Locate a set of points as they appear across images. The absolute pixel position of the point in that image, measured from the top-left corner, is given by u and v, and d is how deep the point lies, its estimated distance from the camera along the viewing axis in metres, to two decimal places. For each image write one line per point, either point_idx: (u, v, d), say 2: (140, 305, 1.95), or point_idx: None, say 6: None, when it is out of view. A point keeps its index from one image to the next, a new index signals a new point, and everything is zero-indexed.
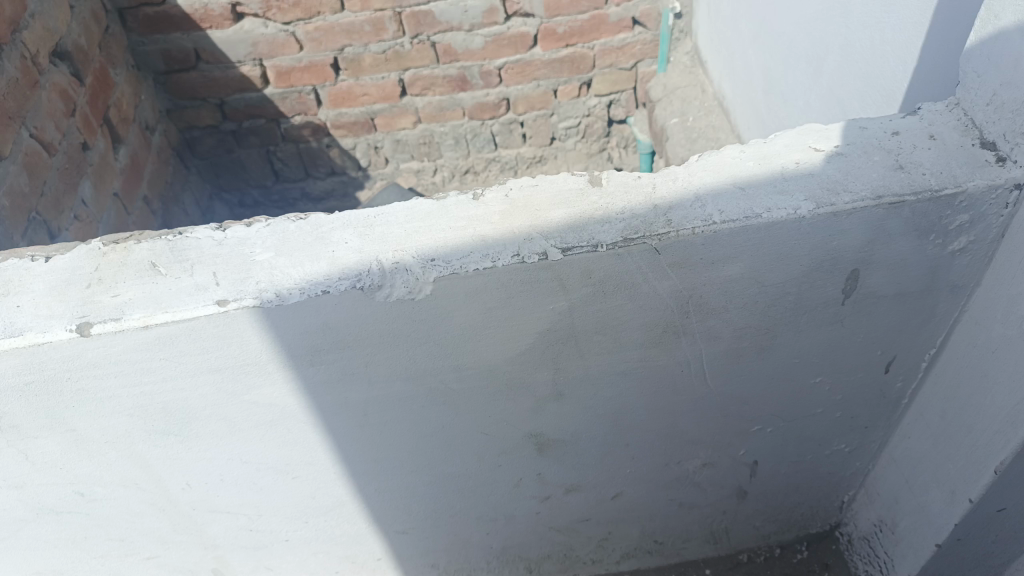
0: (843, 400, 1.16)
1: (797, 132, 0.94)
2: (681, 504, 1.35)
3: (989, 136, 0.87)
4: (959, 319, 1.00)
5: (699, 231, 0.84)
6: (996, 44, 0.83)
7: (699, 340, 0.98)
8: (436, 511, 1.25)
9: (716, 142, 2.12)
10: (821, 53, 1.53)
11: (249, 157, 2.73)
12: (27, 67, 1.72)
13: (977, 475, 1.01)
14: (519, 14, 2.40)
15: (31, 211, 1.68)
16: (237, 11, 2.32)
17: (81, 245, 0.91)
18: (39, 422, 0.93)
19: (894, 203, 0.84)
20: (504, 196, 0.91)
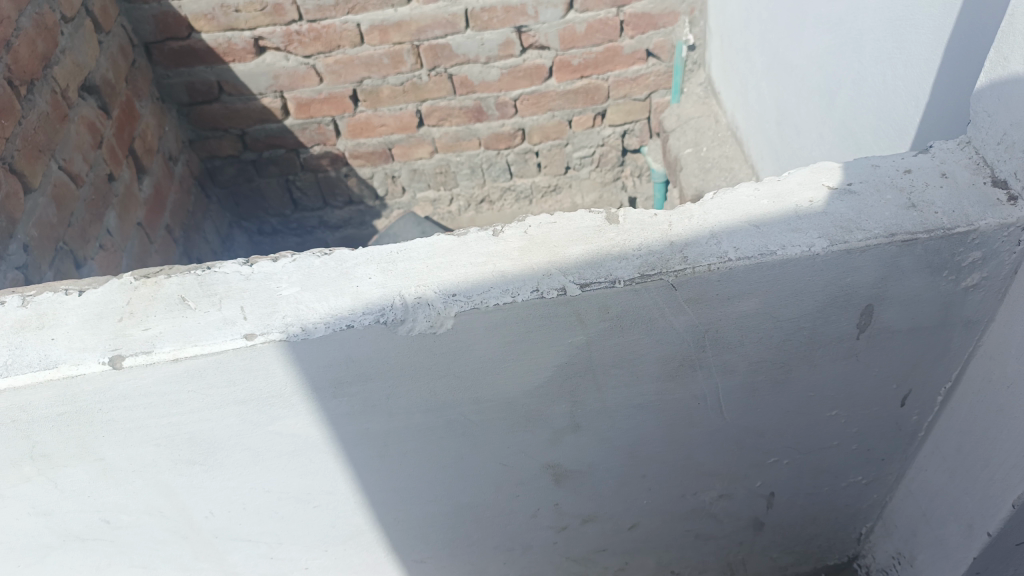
0: (859, 433, 1.17)
1: (810, 170, 0.96)
2: (697, 535, 1.35)
3: (1000, 175, 0.89)
4: (973, 352, 1.01)
5: (715, 267, 0.86)
6: (1007, 86, 0.84)
7: (715, 373, 1.00)
8: (454, 541, 1.26)
9: (730, 172, 2.14)
10: (834, 88, 1.55)
11: (269, 186, 2.78)
12: (57, 101, 1.77)
13: (994, 509, 1.01)
14: (535, 47, 2.44)
15: (59, 241, 1.71)
16: (259, 45, 2.37)
17: (113, 279, 0.94)
18: (68, 451, 0.95)
19: (907, 241, 0.86)
20: (523, 232, 0.93)
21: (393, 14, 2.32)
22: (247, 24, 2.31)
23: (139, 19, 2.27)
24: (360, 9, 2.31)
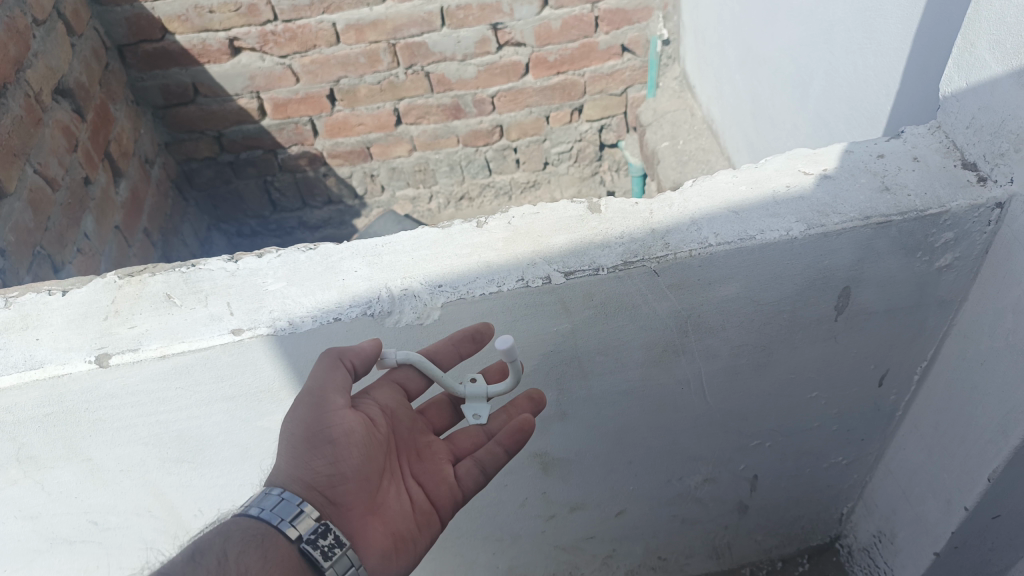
0: (839, 414, 1.19)
1: (786, 157, 0.99)
2: (684, 520, 1.37)
3: (969, 157, 0.91)
4: (948, 333, 1.04)
5: (696, 253, 0.87)
6: (974, 71, 0.87)
7: (697, 358, 1.01)
8: (444, 533, 1.27)
9: (707, 164, 2.16)
10: (807, 78, 1.58)
11: (247, 188, 2.77)
12: (31, 105, 1.76)
13: (971, 484, 1.04)
14: (511, 44, 2.45)
15: (36, 245, 1.70)
16: (234, 46, 2.36)
17: (97, 279, 0.94)
18: (55, 453, 0.95)
19: (881, 223, 0.88)
20: (506, 223, 0.95)
21: (368, 13, 2.32)
22: (221, 24, 2.30)
23: (111, 22, 2.25)
24: (335, 9, 2.31)
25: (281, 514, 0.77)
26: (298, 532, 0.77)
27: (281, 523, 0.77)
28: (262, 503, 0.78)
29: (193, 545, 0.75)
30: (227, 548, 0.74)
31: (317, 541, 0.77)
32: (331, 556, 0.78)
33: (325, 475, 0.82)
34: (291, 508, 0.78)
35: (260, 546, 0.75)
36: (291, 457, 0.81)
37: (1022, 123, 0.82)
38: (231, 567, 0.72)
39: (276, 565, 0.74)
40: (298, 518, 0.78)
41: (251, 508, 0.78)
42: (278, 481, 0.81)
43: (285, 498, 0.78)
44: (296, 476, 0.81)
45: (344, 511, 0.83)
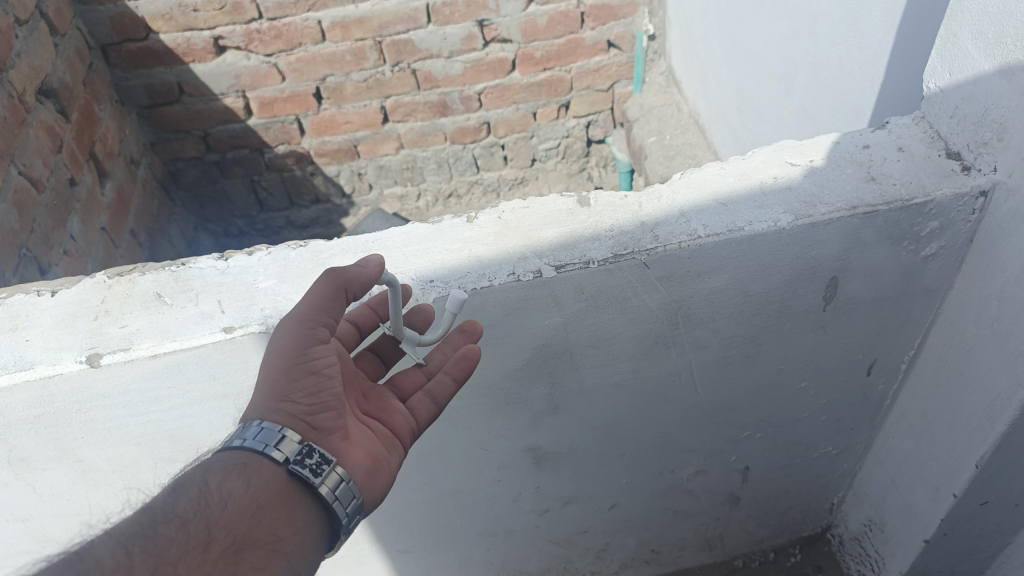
0: (828, 403, 1.20)
1: (773, 149, 1.00)
2: (676, 512, 1.38)
3: (953, 147, 0.92)
4: (934, 321, 1.05)
5: (685, 245, 0.88)
6: (957, 61, 0.88)
7: (688, 350, 1.02)
8: (438, 529, 1.27)
9: (694, 159, 2.17)
10: (792, 71, 1.59)
11: (233, 188, 2.76)
12: (14, 106, 1.74)
13: (959, 470, 1.05)
14: (497, 41, 2.45)
15: (22, 247, 1.69)
16: (219, 45, 2.35)
17: (85, 279, 0.94)
18: (47, 454, 0.94)
19: (867, 213, 0.89)
20: (497, 218, 0.95)
21: (353, 10, 2.31)
22: (206, 23, 2.29)
23: (94, 21, 2.24)
24: (320, 6, 2.30)
25: (264, 441, 0.78)
26: (280, 454, 0.78)
27: (266, 449, 0.78)
28: (240, 433, 0.79)
29: (175, 478, 0.76)
30: (209, 478, 0.75)
31: (304, 461, 0.79)
32: (320, 473, 0.79)
33: (307, 400, 0.81)
34: (273, 433, 0.78)
35: (242, 473, 0.77)
36: (274, 383, 0.80)
37: (1005, 112, 0.83)
38: (214, 497, 0.74)
39: (260, 490, 0.76)
40: (282, 442, 0.78)
41: (234, 439, 0.79)
42: (260, 410, 0.79)
43: (264, 427, 0.78)
44: (280, 403, 0.80)
45: (328, 435, 0.83)
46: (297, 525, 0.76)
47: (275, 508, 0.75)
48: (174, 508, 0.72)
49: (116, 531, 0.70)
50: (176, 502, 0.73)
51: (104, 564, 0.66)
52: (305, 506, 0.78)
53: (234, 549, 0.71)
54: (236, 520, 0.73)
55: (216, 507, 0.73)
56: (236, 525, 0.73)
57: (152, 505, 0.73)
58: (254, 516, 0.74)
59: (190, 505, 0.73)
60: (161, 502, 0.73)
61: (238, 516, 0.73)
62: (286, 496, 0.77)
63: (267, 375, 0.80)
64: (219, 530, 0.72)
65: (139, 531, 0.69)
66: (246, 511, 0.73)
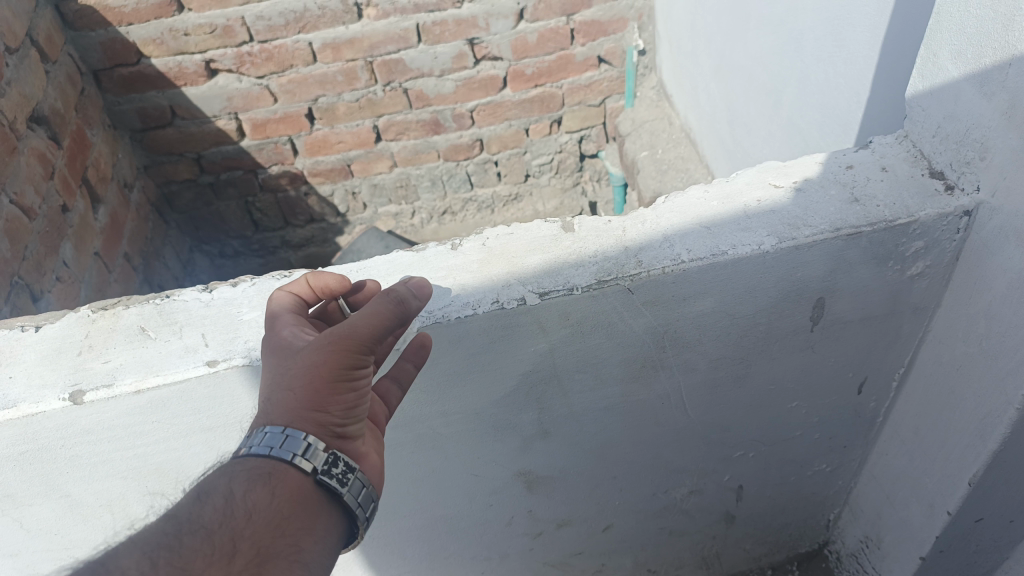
0: (821, 421, 1.19)
1: (757, 171, 1.00)
2: (671, 532, 1.37)
3: (937, 166, 0.92)
4: (923, 338, 1.04)
5: (669, 270, 0.88)
6: (938, 81, 0.88)
7: (676, 372, 1.02)
8: (432, 554, 1.26)
9: (686, 173, 2.17)
10: (780, 87, 1.59)
11: (228, 209, 2.76)
12: (5, 134, 1.74)
13: (953, 488, 1.04)
14: (488, 58, 2.46)
15: (13, 275, 1.69)
16: (211, 68, 2.36)
17: (70, 314, 0.94)
18: (33, 490, 0.94)
19: (852, 235, 0.88)
20: (481, 245, 0.96)
21: (344, 31, 2.32)
22: (197, 47, 2.30)
23: (85, 47, 2.24)
24: (311, 28, 2.30)
25: (291, 450, 0.75)
26: (307, 463, 0.76)
27: (293, 458, 0.75)
28: (265, 441, 0.76)
29: (198, 486, 0.75)
30: (232, 488, 0.74)
31: (330, 471, 0.77)
32: (345, 483, 0.78)
33: (341, 413, 0.78)
34: (299, 442, 0.75)
35: (267, 482, 0.75)
36: (311, 392, 0.75)
37: (986, 132, 0.82)
38: (239, 507, 0.72)
39: (285, 500, 0.74)
40: (309, 452, 0.76)
41: (257, 444, 0.76)
42: (290, 416, 0.76)
43: (289, 436, 0.75)
44: (314, 412, 0.76)
45: (351, 442, 0.80)
46: (321, 534, 0.75)
47: (298, 519, 0.74)
48: (199, 518, 0.71)
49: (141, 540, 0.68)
50: (200, 511, 0.72)
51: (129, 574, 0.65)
52: (327, 513, 0.77)
53: (257, 560, 0.70)
54: (261, 531, 0.71)
55: (240, 518, 0.71)
56: (260, 536, 0.71)
57: (176, 515, 0.72)
58: (277, 528, 0.72)
59: (216, 516, 0.71)
60: (185, 511, 0.72)
61: (262, 527, 0.71)
62: (310, 505, 0.76)
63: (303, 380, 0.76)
64: (244, 543, 0.70)
65: (162, 541, 0.68)
66: (271, 522, 0.72)
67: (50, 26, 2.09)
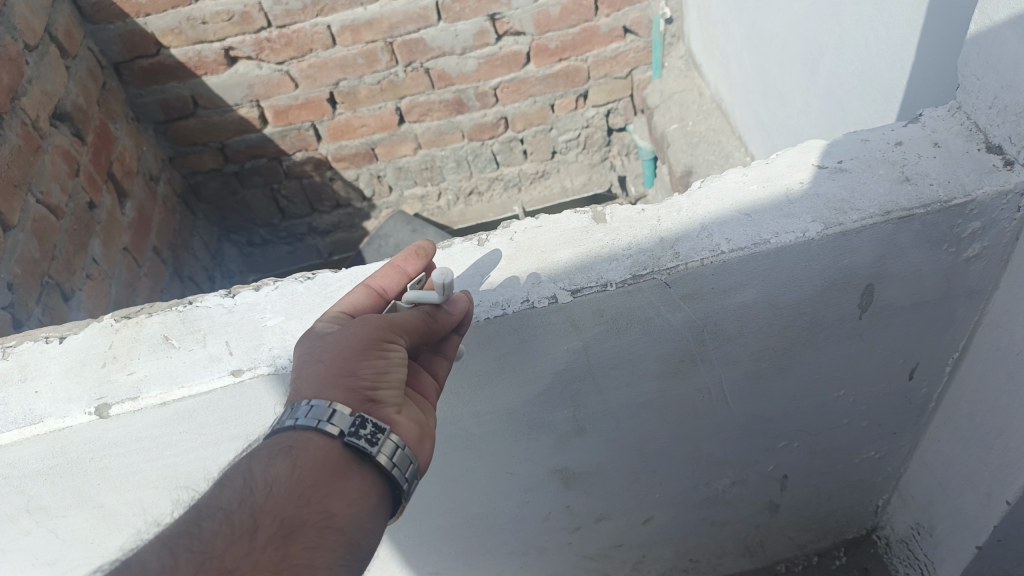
0: (869, 409, 1.15)
1: (799, 150, 0.94)
2: (713, 522, 1.34)
3: (994, 140, 0.86)
4: (979, 322, 0.99)
5: (708, 261, 0.83)
6: (993, 47, 0.81)
7: (716, 365, 0.97)
8: (467, 550, 1.24)
9: (718, 145, 2.10)
10: (817, 54, 1.52)
11: (254, 197, 2.75)
12: (29, 133, 1.73)
13: (1012, 477, 0.99)
14: (510, 34, 2.39)
15: (44, 275, 1.69)
16: (230, 56, 2.33)
17: (93, 323, 0.92)
18: (66, 502, 0.93)
19: (903, 217, 0.83)
20: (508, 239, 0.92)
21: (363, 12, 2.27)
22: (216, 35, 2.26)
23: (105, 40, 2.23)
24: (329, 11, 2.26)
25: (315, 417, 0.73)
26: (332, 425, 0.73)
27: (319, 425, 0.73)
28: (289, 413, 0.74)
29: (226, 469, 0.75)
30: (252, 466, 0.73)
31: (357, 433, 0.73)
32: (375, 443, 0.74)
33: (371, 376, 0.76)
34: (324, 409, 0.73)
35: (289, 455, 0.73)
36: (340, 359, 0.75)
37: None
38: (258, 484, 0.71)
39: (309, 470, 0.72)
40: (334, 416, 0.73)
41: (285, 417, 0.75)
42: (321, 385, 0.75)
43: (312, 405, 0.74)
44: (346, 377, 0.75)
45: (385, 408, 0.76)
46: (352, 497, 0.72)
47: (325, 486, 0.71)
48: (218, 501, 0.71)
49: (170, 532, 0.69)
50: (221, 494, 0.71)
51: (151, 566, 0.65)
52: (362, 475, 0.74)
53: (282, 533, 0.68)
54: (282, 504, 0.70)
55: (260, 494, 0.70)
56: (282, 508, 0.70)
57: (198, 501, 0.72)
58: (301, 497, 0.70)
59: (235, 496, 0.71)
60: (209, 495, 0.72)
61: (283, 500, 0.70)
62: (338, 472, 0.73)
63: (337, 352, 0.76)
64: (265, 517, 0.69)
65: (183, 529, 0.68)
66: (293, 494, 0.70)
67: (69, 20, 2.07)
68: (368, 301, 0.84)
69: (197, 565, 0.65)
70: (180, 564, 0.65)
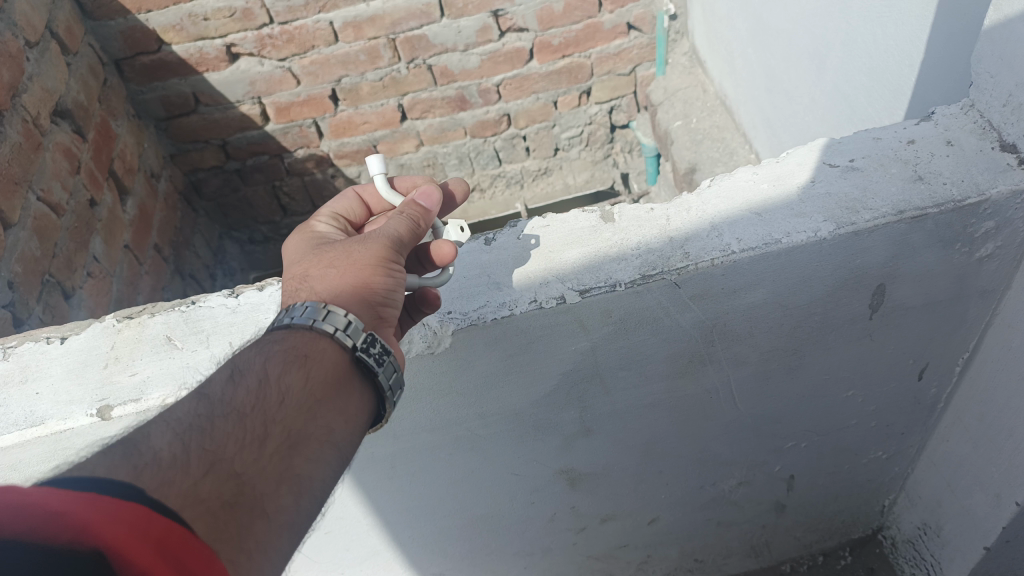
0: (877, 410, 1.14)
1: (809, 149, 0.93)
2: (719, 522, 1.33)
3: (1008, 138, 0.85)
4: (990, 322, 0.97)
5: (718, 261, 0.82)
6: (1007, 44, 0.80)
7: (725, 366, 0.96)
8: (471, 551, 1.23)
9: (723, 142, 2.09)
10: (824, 51, 1.50)
11: (255, 194, 2.74)
12: (29, 130, 1.72)
13: (1022, 478, 0.98)
14: (513, 30, 2.37)
15: (44, 273, 1.67)
16: (232, 52, 2.32)
17: (95, 323, 0.91)
18: None
19: (917, 217, 0.82)
20: (515, 238, 0.91)
21: (365, 9, 2.25)
22: (217, 31, 2.25)
23: (106, 36, 2.21)
24: (331, 7, 2.24)
25: (334, 325, 0.72)
26: (350, 340, 0.72)
27: (336, 333, 0.72)
28: (306, 313, 0.72)
29: (232, 363, 0.69)
30: (267, 368, 0.68)
31: (369, 350, 0.72)
32: (382, 365, 0.73)
33: (383, 293, 0.77)
34: (342, 318, 0.72)
35: (303, 365, 0.70)
36: (355, 266, 0.77)
37: None
38: (272, 390, 0.66)
39: (319, 383, 0.69)
40: (352, 329, 0.72)
41: (299, 320, 0.72)
42: (337, 293, 0.75)
43: (330, 310, 0.72)
44: (363, 288, 0.75)
45: (386, 328, 0.77)
46: (349, 415, 0.71)
47: (330, 400, 0.69)
48: (230, 400, 0.64)
49: (173, 420, 0.61)
50: (232, 392, 0.65)
51: (162, 456, 0.57)
52: (360, 394, 0.73)
53: (288, 444, 0.64)
54: (292, 415, 0.66)
55: (273, 401, 0.66)
56: (290, 419, 0.66)
57: (206, 392, 0.65)
58: (309, 410, 0.67)
59: (248, 399, 0.65)
60: (217, 390, 0.65)
61: (293, 411, 0.66)
62: (342, 386, 0.71)
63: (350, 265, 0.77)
64: (275, 426, 0.64)
65: (194, 423, 0.61)
66: (303, 406, 0.67)
67: (70, 16, 2.06)
68: (358, 209, 0.95)
69: (207, 465, 0.58)
70: (190, 459, 0.58)
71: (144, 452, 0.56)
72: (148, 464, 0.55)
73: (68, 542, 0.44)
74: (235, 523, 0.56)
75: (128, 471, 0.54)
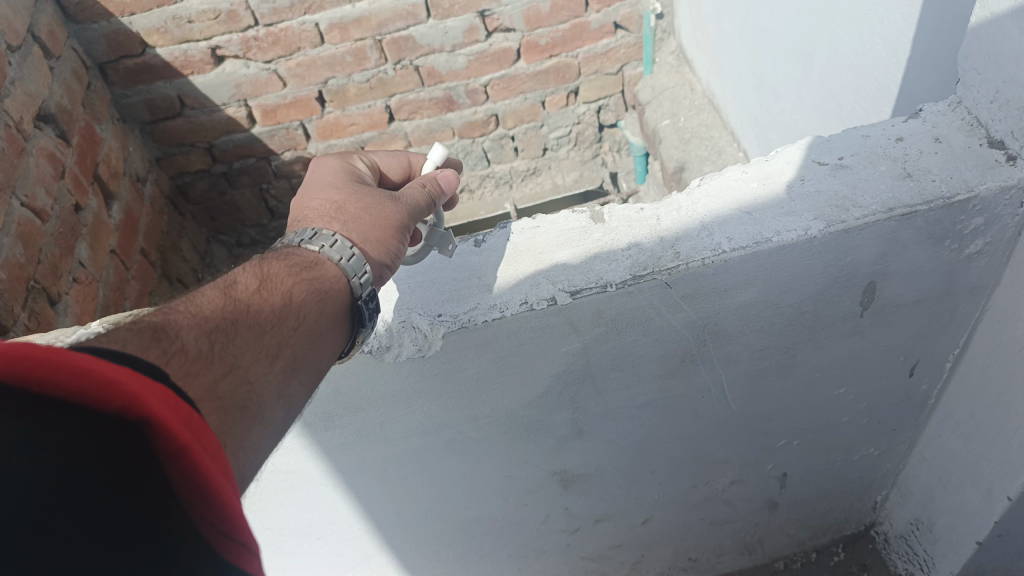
0: (868, 407, 1.14)
1: (798, 147, 0.93)
2: (712, 521, 1.33)
3: (996, 134, 0.85)
4: (980, 318, 0.98)
5: (709, 261, 0.82)
6: (995, 41, 0.80)
7: (717, 366, 0.96)
8: (465, 554, 1.23)
9: (711, 141, 2.09)
10: (810, 48, 1.51)
11: (243, 198, 2.72)
12: (12, 136, 1.70)
13: (1014, 473, 0.98)
14: (500, 30, 2.37)
15: (29, 280, 1.66)
16: (217, 55, 2.30)
17: (81, 331, 0.90)
18: None
19: (906, 214, 0.82)
20: (506, 239, 0.90)
21: (351, 10, 2.24)
22: (202, 34, 2.24)
23: (90, 40, 2.20)
24: (317, 9, 2.23)
25: (354, 270, 0.76)
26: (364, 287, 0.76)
27: (352, 279, 0.76)
28: (339, 248, 0.77)
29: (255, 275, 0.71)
30: (290, 290, 0.71)
31: (366, 304, 0.76)
32: (370, 321, 0.77)
33: (390, 258, 0.82)
34: (362, 267, 0.77)
35: (318, 297, 0.73)
36: (381, 224, 0.83)
37: None
38: (288, 311, 0.69)
39: (326, 317, 0.72)
40: (365, 279, 0.76)
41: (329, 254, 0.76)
42: (364, 241, 0.80)
43: (356, 256, 0.77)
44: (382, 248, 0.81)
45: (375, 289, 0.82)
46: (334, 351, 0.73)
47: (328, 334, 0.72)
48: (253, 312, 0.67)
49: (197, 319, 0.63)
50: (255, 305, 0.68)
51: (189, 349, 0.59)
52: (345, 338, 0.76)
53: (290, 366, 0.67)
54: (299, 340, 0.68)
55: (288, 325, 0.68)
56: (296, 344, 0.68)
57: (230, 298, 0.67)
58: (311, 340, 0.69)
59: (269, 316, 0.68)
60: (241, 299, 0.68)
61: (301, 338, 0.69)
62: (338, 325, 0.74)
63: (378, 222, 0.83)
64: (285, 348, 0.67)
65: (219, 325, 0.63)
66: (309, 335, 0.69)
67: (53, 20, 2.04)
68: (399, 171, 0.99)
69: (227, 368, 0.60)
70: (214, 357, 0.60)
71: (173, 341, 0.59)
72: (176, 352, 0.57)
73: (118, 410, 0.45)
74: (239, 431, 0.57)
75: (158, 354, 0.55)
